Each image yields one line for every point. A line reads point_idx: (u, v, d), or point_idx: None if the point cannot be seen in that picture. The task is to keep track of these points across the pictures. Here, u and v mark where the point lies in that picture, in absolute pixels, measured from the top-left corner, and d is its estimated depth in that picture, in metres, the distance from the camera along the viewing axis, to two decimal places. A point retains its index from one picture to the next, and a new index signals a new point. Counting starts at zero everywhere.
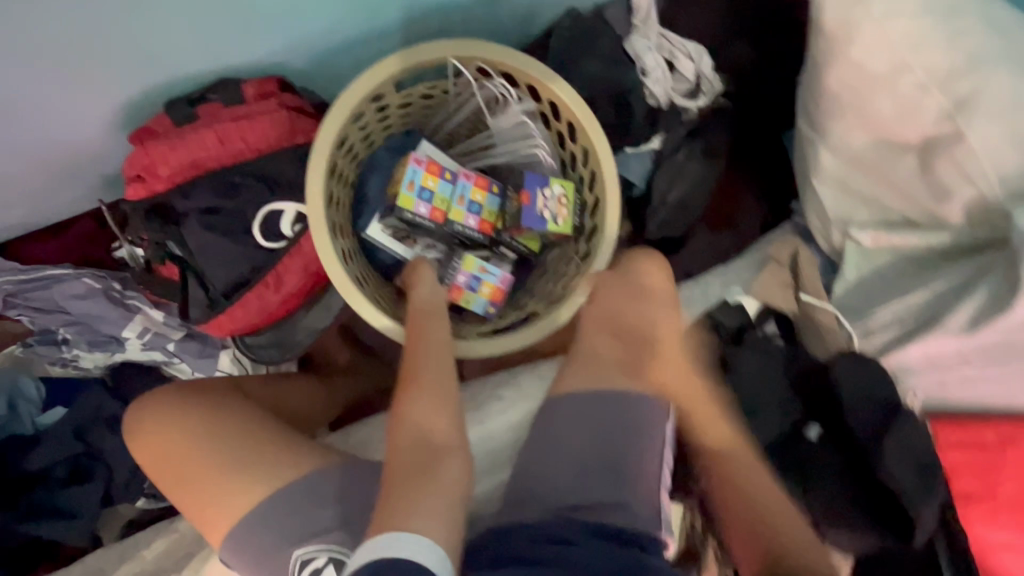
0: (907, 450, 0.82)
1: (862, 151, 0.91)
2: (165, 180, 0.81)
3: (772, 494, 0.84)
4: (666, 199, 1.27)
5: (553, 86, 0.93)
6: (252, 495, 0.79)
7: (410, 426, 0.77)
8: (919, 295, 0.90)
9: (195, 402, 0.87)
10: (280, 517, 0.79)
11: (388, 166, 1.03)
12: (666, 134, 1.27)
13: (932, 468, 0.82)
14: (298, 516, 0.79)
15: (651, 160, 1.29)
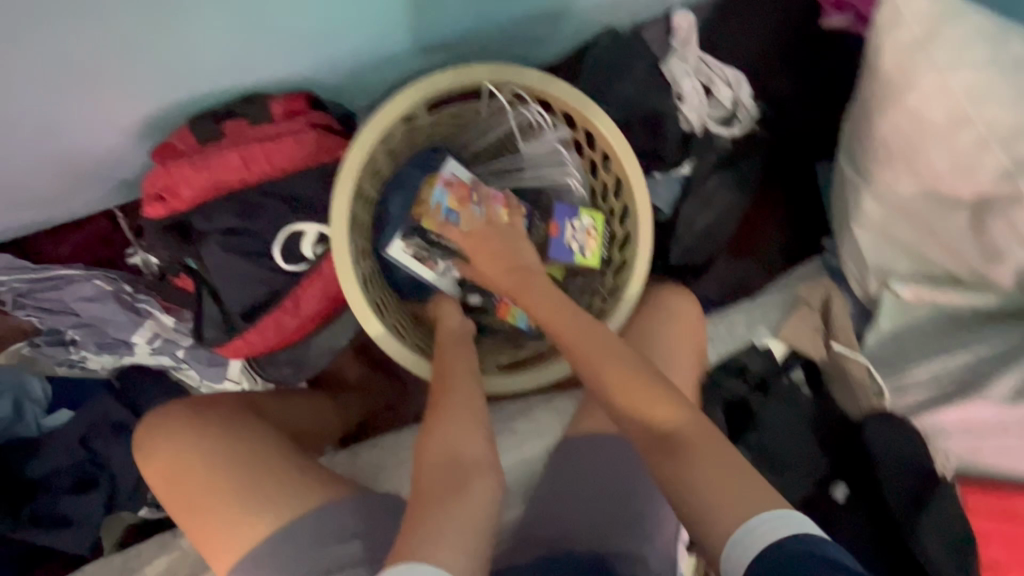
0: (941, 525, 0.80)
1: (909, 201, 0.88)
2: (187, 201, 0.78)
3: (688, 426, 0.68)
4: (692, 227, 1.23)
5: (591, 116, 0.89)
6: (263, 526, 0.76)
7: (440, 441, 0.77)
8: (965, 357, 0.88)
9: (213, 420, 0.83)
10: (287, 554, 0.76)
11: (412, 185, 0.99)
12: (696, 160, 1.22)
13: (965, 543, 0.79)
14: (309, 552, 0.76)
15: (680, 186, 1.24)
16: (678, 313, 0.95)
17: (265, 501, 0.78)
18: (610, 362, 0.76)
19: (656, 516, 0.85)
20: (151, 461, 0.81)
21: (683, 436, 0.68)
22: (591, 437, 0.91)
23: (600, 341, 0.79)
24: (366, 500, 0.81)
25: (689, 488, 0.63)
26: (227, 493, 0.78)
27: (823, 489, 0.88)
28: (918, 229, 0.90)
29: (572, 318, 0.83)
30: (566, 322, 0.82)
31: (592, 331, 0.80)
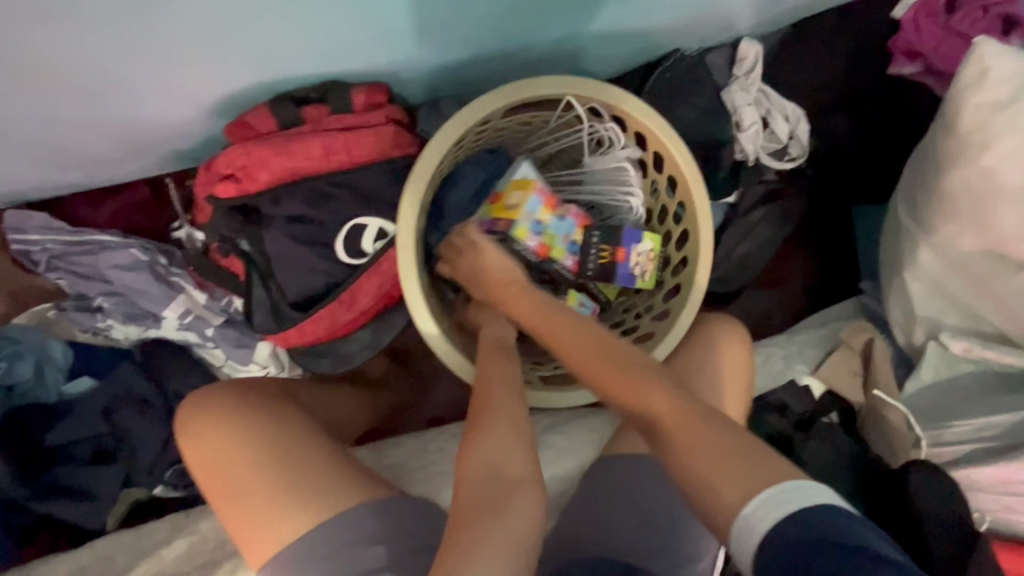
0: None
1: (968, 257, 0.89)
2: (261, 184, 0.76)
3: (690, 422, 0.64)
4: (731, 255, 1.24)
5: (666, 139, 0.88)
6: (304, 519, 0.74)
7: (479, 457, 0.72)
8: (1009, 416, 0.88)
9: (254, 404, 0.81)
10: (324, 556, 0.73)
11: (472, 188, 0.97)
12: (743, 190, 1.22)
13: None
14: (346, 552, 0.73)
15: (723, 214, 1.24)
16: (727, 346, 0.96)
17: (306, 494, 0.75)
18: (587, 361, 0.75)
19: (694, 543, 0.84)
20: (190, 448, 0.79)
21: (666, 420, 0.66)
22: (632, 459, 0.90)
23: (588, 336, 0.77)
24: (405, 501, 0.78)
25: (686, 478, 0.62)
26: (267, 482, 0.75)
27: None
28: (972, 286, 0.91)
29: (554, 309, 0.82)
30: (546, 318, 0.81)
31: (574, 324, 0.79)
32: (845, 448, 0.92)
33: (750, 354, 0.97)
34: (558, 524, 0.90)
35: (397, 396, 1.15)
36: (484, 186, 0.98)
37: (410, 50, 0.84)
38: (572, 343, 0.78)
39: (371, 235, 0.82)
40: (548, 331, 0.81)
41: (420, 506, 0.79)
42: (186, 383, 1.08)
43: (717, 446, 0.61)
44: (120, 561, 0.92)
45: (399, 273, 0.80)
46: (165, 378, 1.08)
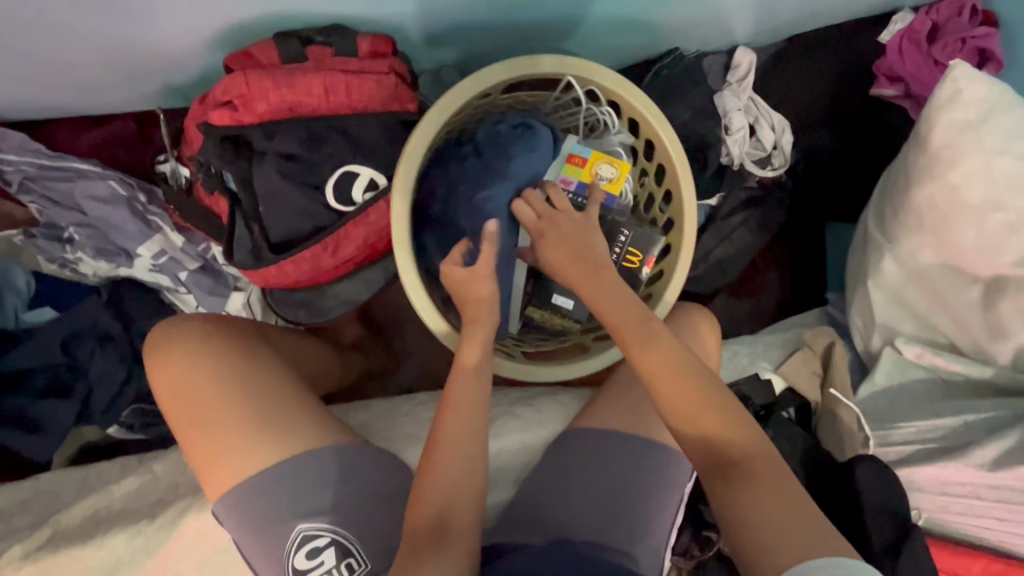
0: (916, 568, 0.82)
1: (928, 269, 0.94)
2: (256, 116, 0.76)
3: (781, 481, 0.69)
4: (708, 256, 1.29)
5: (659, 127, 0.91)
6: (266, 457, 0.73)
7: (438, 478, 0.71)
8: (952, 419, 0.93)
9: (226, 342, 0.79)
10: (286, 495, 0.72)
11: (469, 168, 0.93)
12: (726, 195, 1.27)
13: None
14: (307, 489, 0.73)
15: (704, 215, 1.29)
16: (699, 335, 0.98)
17: (271, 433, 0.74)
18: (681, 384, 0.74)
19: (650, 515, 0.85)
20: (157, 382, 0.78)
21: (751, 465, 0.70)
22: (599, 432, 0.90)
23: (684, 360, 0.76)
24: (367, 448, 0.78)
25: (755, 526, 0.66)
26: (233, 420, 0.74)
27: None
28: (929, 297, 0.96)
29: (642, 315, 0.79)
30: (637, 322, 0.78)
31: (667, 341, 0.77)
32: (800, 443, 0.95)
33: (716, 346, 1.00)
34: (520, 490, 0.91)
35: (371, 359, 1.15)
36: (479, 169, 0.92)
37: (419, 8, 0.85)
38: (657, 361, 0.76)
39: (361, 184, 0.82)
40: (636, 333, 0.78)
41: (382, 457, 0.79)
42: (152, 323, 1.06)
43: (798, 509, 0.66)
44: (63, 495, 0.89)
45: (392, 228, 0.80)
46: (131, 316, 1.05)
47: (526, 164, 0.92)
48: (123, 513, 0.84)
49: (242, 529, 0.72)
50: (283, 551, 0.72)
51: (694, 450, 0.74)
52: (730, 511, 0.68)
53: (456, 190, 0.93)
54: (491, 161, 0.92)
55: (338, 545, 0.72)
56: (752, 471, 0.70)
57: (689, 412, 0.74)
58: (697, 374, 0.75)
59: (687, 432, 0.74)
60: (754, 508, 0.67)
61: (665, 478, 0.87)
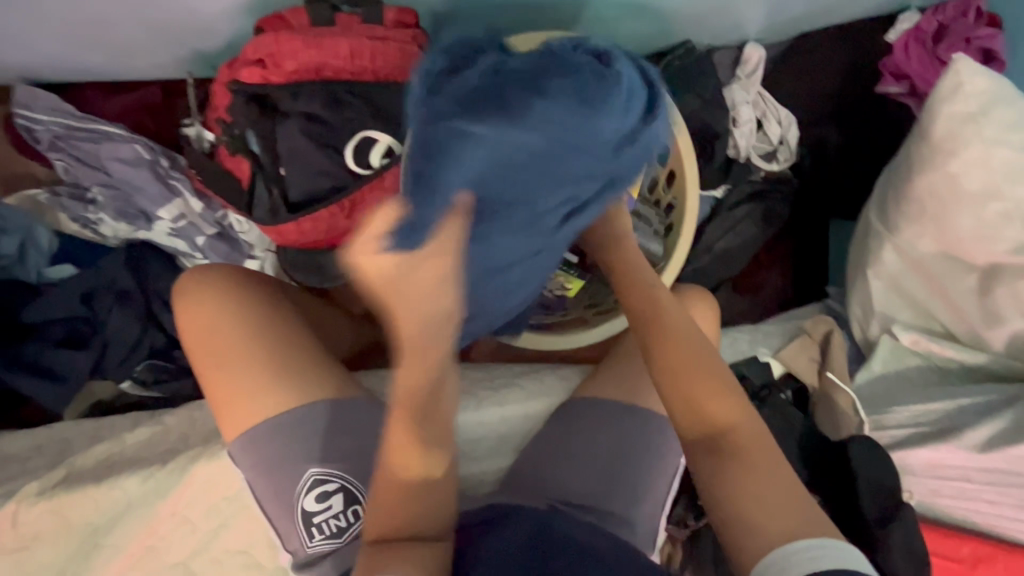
0: (907, 541, 0.84)
1: (927, 258, 0.96)
2: (284, 74, 0.81)
3: (770, 468, 0.68)
4: (712, 247, 1.31)
5: (664, 108, 0.95)
6: (279, 403, 0.77)
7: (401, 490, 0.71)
8: (946, 403, 0.95)
9: (246, 295, 0.82)
10: (300, 440, 0.77)
11: (466, 87, 0.66)
12: (732, 186, 1.29)
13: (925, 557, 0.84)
14: (319, 437, 0.78)
15: (709, 207, 1.31)
16: (697, 312, 1.01)
17: (286, 387, 0.78)
18: (684, 354, 0.75)
19: (648, 483, 0.88)
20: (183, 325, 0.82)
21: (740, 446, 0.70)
22: (600, 400, 0.92)
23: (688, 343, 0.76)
24: (376, 403, 0.82)
25: (742, 512, 0.66)
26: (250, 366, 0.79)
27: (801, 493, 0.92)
28: (928, 285, 0.98)
29: (650, 288, 0.81)
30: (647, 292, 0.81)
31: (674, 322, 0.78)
32: (798, 422, 0.97)
33: (715, 327, 1.03)
34: (520, 457, 0.93)
35: None
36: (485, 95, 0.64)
37: None
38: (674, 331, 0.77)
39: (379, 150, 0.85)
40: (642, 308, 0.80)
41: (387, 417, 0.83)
42: (167, 284, 1.08)
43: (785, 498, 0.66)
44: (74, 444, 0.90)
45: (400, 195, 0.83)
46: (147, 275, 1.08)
47: (533, 116, 0.65)
48: (134, 459, 0.85)
49: (255, 470, 0.77)
50: (293, 494, 0.77)
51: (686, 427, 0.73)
52: (721, 492, 0.68)
53: (434, 110, 0.65)
54: (502, 95, 0.65)
55: (346, 491, 0.77)
56: (744, 457, 0.69)
57: (689, 384, 0.73)
58: (700, 357, 0.75)
59: (685, 407, 0.73)
60: (737, 487, 0.67)
61: (662, 446, 0.89)
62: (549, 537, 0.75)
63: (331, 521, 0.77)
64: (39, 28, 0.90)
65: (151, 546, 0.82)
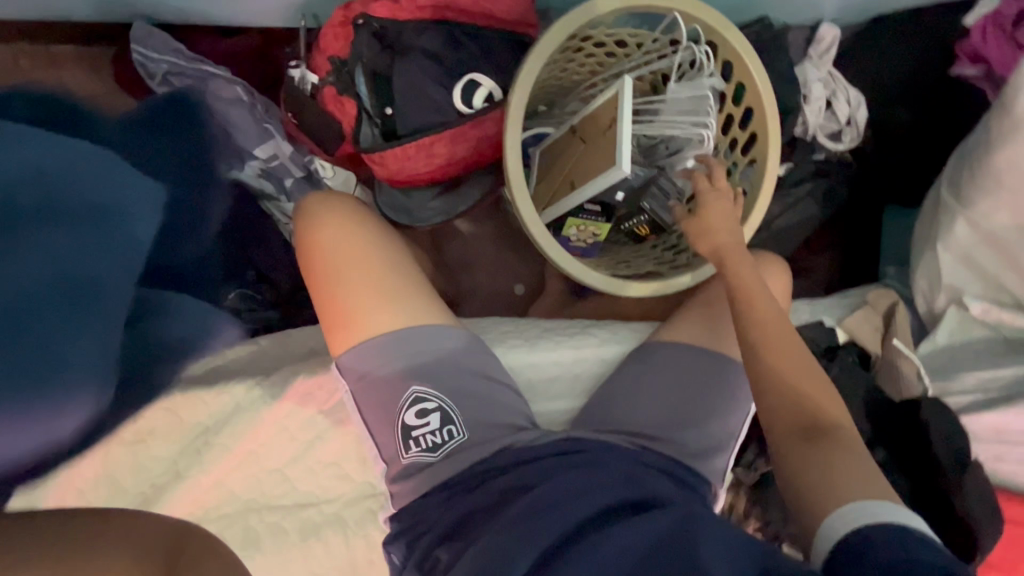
0: (979, 491, 0.87)
1: (1001, 231, 0.99)
2: (411, 10, 0.89)
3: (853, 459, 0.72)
4: (773, 223, 1.34)
5: (753, 71, 0.98)
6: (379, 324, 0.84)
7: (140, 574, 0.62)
8: (1014, 370, 0.98)
9: (359, 225, 0.88)
10: (408, 367, 0.83)
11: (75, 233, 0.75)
12: (795, 164, 1.33)
13: (996, 508, 0.87)
14: (428, 355, 0.85)
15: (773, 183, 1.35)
16: (771, 276, 1.04)
17: (389, 303, 0.85)
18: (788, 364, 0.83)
19: (718, 427, 0.92)
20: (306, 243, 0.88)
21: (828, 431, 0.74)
22: (676, 344, 0.96)
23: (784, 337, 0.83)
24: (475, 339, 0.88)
25: (820, 487, 0.70)
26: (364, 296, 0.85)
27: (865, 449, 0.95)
28: (1001, 257, 1.00)
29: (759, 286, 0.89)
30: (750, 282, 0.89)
31: (775, 319, 0.85)
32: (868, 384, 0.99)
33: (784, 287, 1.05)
34: (592, 398, 0.97)
35: (448, 283, 1.23)
36: (187, 175, 0.97)
37: None
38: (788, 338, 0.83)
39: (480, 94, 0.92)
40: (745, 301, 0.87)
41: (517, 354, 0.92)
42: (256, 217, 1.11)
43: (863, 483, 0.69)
44: None
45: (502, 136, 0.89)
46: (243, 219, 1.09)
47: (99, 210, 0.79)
48: (242, 369, 0.91)
49: (364, 382, 0.83)
50: (397, 410, 0.82)
51: (781, 415, 0.77)
52: (798, 465, 0.73)
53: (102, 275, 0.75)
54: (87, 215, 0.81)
55: (443, 412, 0.83)
56: (829, 447, 0.73)
57: (782, 370, 0.80)
58: (795, 349, 0.82)
59: (776, 391, 0.79)
60: (814, 467, 0.72)
61: (736, 390, 0.94)
62: (633, 465, 0.81)
63: (428, 437, 0.82)
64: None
65: (253, 451, 0.86)
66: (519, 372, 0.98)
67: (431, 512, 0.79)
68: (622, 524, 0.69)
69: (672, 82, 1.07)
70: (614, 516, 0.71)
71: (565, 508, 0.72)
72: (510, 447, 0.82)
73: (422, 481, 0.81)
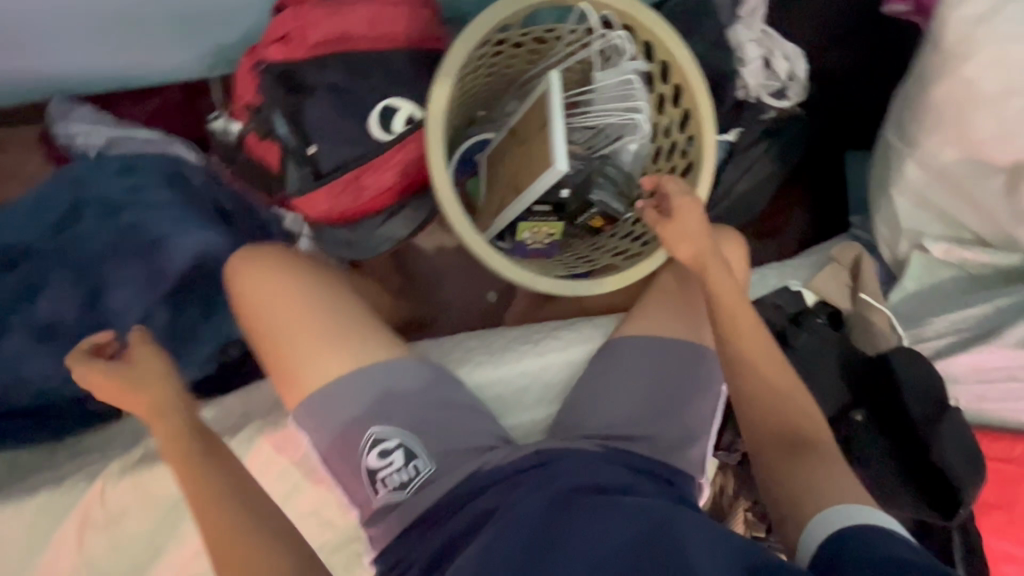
0: (957, 437, 0.85)
1: (950, 167, 0.96)
2: (308, 47, 0.87)
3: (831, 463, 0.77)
4: (732, 190, 1.31)
5: (674, 47, 0.96)
6: (329, 368, 0.82)
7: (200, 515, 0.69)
8: (983, 306, 0.97)
9: (298, 273, 0.86)
10: (361, 407, 0.82)
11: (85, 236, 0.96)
12: (744, 129, 1.29)
13: (977, 454, 0.84)
14: (381, 394, 0.83)
15: (725, 150, 1.30)
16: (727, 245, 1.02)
17: (336, 349, 0.83)
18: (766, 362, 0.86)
19: (693, 414, 0.91)
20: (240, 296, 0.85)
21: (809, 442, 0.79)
22: (637, 339, 0.95)
23: (763, 348, 0.85)
24: (422, 365, 0.87)
25: (805, 494, 0.74)
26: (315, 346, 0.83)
27: (842, 413, 0.93)
28: (954, 193, 0.98)
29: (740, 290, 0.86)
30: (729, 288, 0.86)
31: (755, 326, 0.86)
32: (841, 345, 0.97)
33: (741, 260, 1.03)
34: (564, 403, 0.96)
35: (413, 306, 1.22)
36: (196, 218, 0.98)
37: None
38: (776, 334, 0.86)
39: (400, 117, 0.90)
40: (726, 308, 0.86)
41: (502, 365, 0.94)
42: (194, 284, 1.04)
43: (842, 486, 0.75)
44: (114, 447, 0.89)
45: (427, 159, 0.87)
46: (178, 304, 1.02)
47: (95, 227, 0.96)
48: (206, 435, 0.89)
49: (320, 432, 0.82)
50: (358, 454, 0.82)
51: (762, 421, 0.82)
52: (777, 475, 0.78)
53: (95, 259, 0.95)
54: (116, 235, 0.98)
55: (405, 448, 0.82)
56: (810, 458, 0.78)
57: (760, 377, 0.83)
58: (772, 356, 0.85)
59: (757, 400, 0.83)
60: (799, 478, 0.76)
61: (705, 374, 0.93)
62: (625, 472, 0.81)
63: (394, 475, 0.81)
64: (62, 21, 0.92)
65: None
66: (489, 389, 0.97)
67: (411, 549, 0.78)
68: (603, 518, 0.69)
69: (597, 73, 1.04)
70: (587, 495, 0.74)
71: (539, 504, 0.73)
72: (481, 470, 0.82)
73: (398, 520, 0.81)
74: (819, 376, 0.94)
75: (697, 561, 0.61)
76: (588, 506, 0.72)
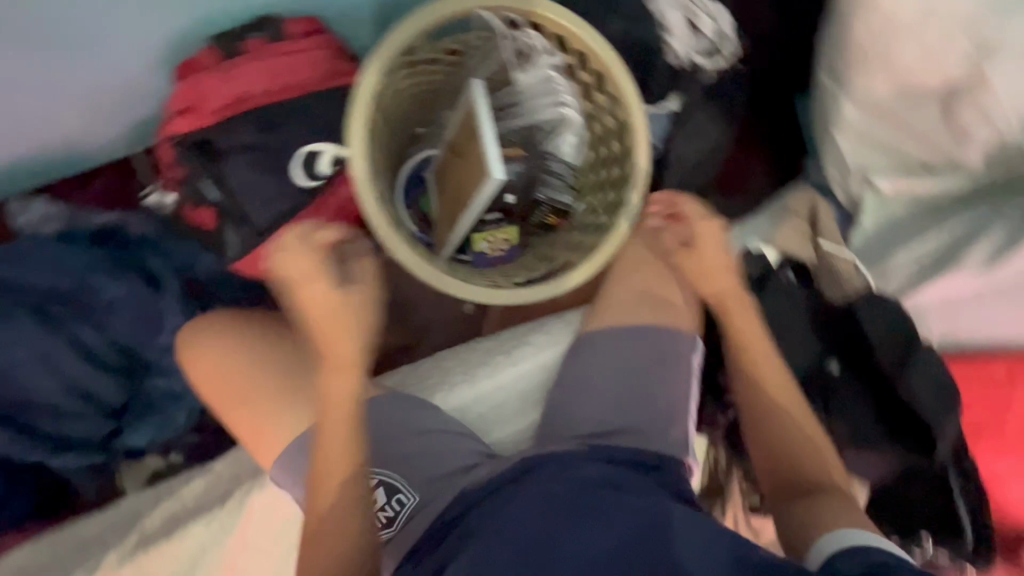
0: (926, 375, 0.88)
1: (884, 101, 0.95)
2: (210, 114, 0.91)
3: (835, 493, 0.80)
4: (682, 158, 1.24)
5: (585, 35, 0.94)
6: (305, 415, 0.84)
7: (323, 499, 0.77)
8: (940, 234, 0.96)
9: (250, 332, 0.88)
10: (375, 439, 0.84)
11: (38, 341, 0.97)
12: (685, 94, 1.24)
13: (946, 387, 0.87)
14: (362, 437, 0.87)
15: (669, 121, 1.25)
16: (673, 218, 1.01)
17: (302, 398, 0.85)
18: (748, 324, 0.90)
19: (667, 394, 0.91)
20: (190, 367, 0.87)
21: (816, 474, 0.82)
22: (602, 333, 0.95)
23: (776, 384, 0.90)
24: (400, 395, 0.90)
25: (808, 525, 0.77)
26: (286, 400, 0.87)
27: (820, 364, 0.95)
28: (894, 126, 0.96)
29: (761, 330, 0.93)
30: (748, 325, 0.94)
31: (773, 361, 0.91)
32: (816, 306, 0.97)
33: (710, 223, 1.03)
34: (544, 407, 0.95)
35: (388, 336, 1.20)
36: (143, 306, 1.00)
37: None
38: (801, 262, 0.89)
39: (326, 159, 0.93)
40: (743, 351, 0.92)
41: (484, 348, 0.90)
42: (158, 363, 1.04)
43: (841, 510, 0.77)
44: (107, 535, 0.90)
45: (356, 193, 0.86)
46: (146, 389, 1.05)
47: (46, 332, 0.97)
48: (197, 507, 0.90)
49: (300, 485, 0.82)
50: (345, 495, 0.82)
51: (772, 456, 0.87)
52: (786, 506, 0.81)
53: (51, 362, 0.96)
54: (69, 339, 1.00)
55: (386, 485, 0.85)
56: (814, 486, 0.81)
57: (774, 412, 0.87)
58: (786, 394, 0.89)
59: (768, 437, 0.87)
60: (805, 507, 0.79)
61: (673, 351, 0.93)
62: (613, 467, 0.79)
63: (382, 512, 0.85)
64: None
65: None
66: (468, 409, 0.98)
67: None
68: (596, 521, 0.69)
69: (515, 76, 1.05)
70: (580, 492, 0.73)
71: (531, 514, 0.70)
72: (466, 491, 0.82)
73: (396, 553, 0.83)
74: (792, 333, 0.95)
75: (685, 566, 0.63)
76: (585, 512, 0.70)
